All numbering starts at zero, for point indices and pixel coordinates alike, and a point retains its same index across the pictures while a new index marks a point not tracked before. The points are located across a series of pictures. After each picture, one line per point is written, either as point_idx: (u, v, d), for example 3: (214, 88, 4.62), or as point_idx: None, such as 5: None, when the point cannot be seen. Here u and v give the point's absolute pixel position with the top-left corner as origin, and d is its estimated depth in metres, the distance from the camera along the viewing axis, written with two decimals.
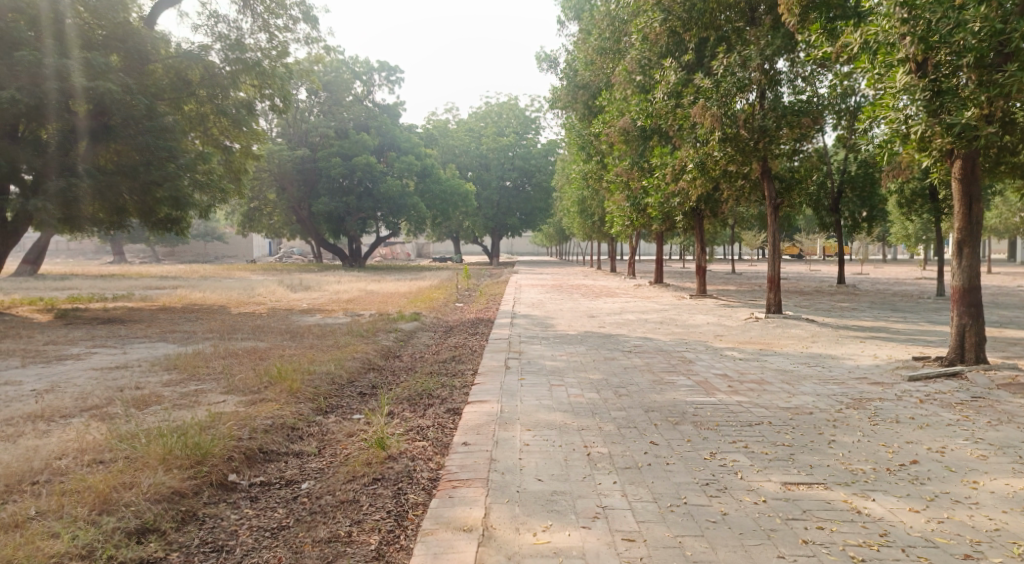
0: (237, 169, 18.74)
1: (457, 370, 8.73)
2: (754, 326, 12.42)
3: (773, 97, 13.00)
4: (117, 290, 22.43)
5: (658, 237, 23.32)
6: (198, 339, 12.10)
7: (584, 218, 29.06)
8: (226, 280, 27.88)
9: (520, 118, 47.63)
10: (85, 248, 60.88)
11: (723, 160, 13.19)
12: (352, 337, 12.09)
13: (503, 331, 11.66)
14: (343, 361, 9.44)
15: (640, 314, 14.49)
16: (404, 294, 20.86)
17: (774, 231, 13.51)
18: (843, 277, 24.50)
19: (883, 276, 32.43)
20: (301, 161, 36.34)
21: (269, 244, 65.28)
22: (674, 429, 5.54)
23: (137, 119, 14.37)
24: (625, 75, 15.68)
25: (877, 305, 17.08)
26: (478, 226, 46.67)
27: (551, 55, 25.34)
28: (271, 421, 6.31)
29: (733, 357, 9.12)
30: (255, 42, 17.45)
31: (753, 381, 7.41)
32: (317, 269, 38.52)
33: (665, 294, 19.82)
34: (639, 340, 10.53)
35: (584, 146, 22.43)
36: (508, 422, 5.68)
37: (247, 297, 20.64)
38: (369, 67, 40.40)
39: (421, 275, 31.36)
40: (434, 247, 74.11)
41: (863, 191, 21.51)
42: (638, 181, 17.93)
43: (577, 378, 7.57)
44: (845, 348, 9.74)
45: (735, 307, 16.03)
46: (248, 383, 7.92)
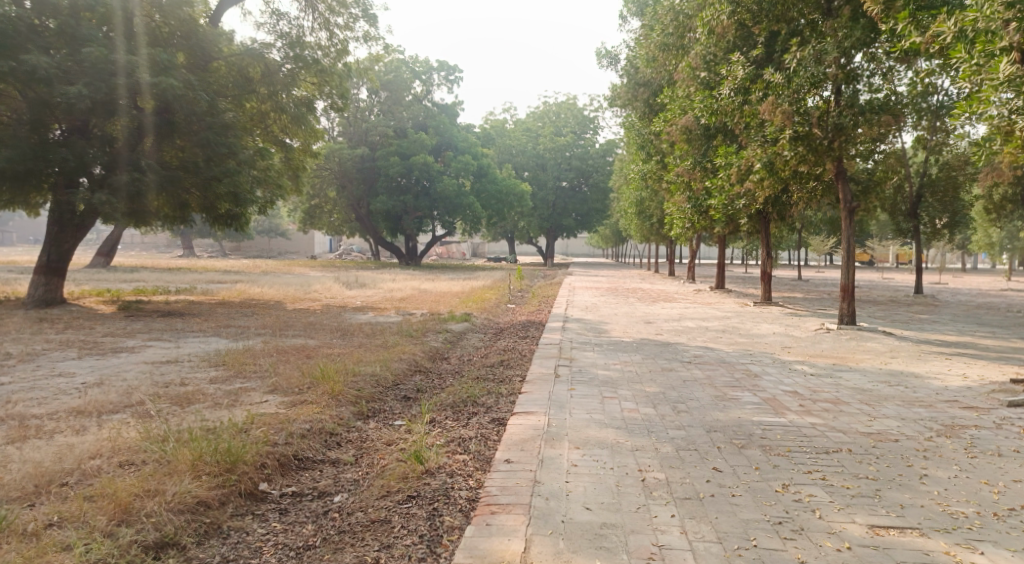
0: (295, 165, 18.69)
1: (507, 376, 8.30)
2: (824, 337, 11.70)
3: (850, 94, 12.19)
4: (176, 283, 22.68)
5: (720, 241, 22.54)
6: (249, 335, 11.95)
7: (642, 219, 28.34)
8: (285, 276, 28.02)
9: (578, 118, 46.98)
10: (155, 242, 62.54)
11: (793, 160, 12.50)
12: (401, 337, 11.78)
13: (556, 336, 11.19)
14: (389, 362, 9.10)
15: (700, 321, 13.85)
16: (458, 293, 20.57)
17: (848, 237, 12.72)
18: (917, 286, 23.36)
19: (959, 285, 30.92)
20: (362, 160, 36.60)
21: (328, 240, 66.13)
22: (740, 454, 4.98)
23: (200, 116, 14.28)
24: (688, 72, 15.03)
25: (957, 318, 16.05)
26: (535, 226, 46.29)
27: (612, 52, 24.75)
28: (310, 422, 5.88)
29: (802, 371, 8.50)
30: (316, 40, 17.34)
31: (825, 401, 6.80)
32: (375, 267, 38.61)
33: (727, 300, 19.05)
34: (699, 350, 9.94)
35: (644, 146, 21.81)
36: (555, 438, 5.21)
37: (302, 293, 20.62)
38: (429, 66, 40.29)
39: (478, 275, 31.08)
40: (490, 246, 74.06)
41: (943, 196, 20.33)
42: (700, 182, 17.24)
43: (632, 390, 7.07)
44: (927, 366, 9.01)
45: (802, 316, 15.26)
46: (291, 383, 7.42)
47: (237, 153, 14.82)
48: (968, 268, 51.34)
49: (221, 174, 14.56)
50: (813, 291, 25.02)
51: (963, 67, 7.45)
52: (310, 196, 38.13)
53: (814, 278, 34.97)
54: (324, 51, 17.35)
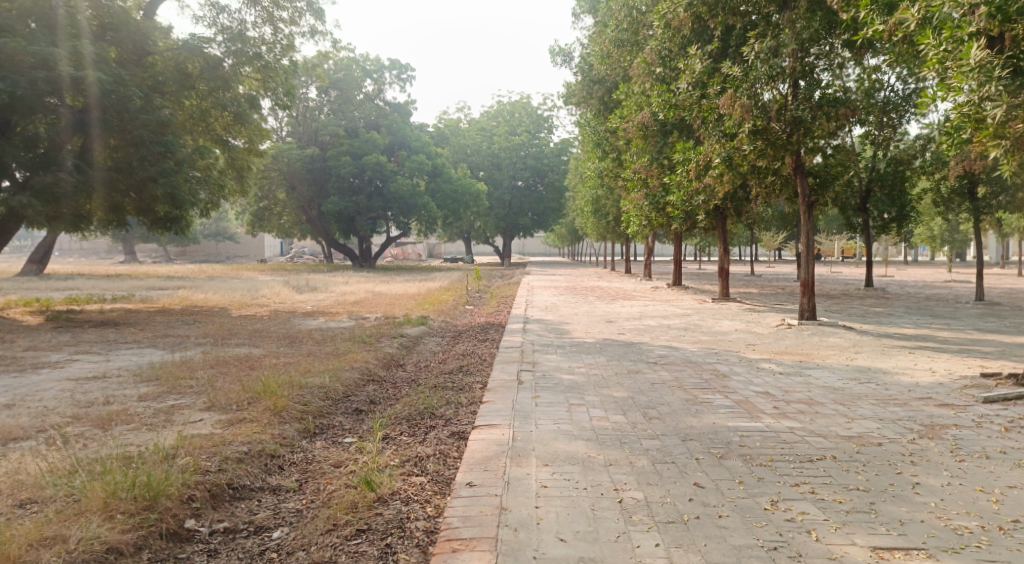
0: (239, 166, 17.93)
1: (466, 383, 7.84)
2: (787, 334, 11.48)
3: (808, 86, 11.99)
4: (117, 291, 21.73)
5: (676, 237, 22.37)
6: (190, 345, 11.28)
7: (598, 218, 28.11)
8: (232, 281, 27.08)
9: (532, 116, 46.80)
10: (98, 248, 60.56)
11: (752, 155, 12.27)
12: (354, 343, 11.23)
13: (516, 338, 10.75)
14: (339, 371, 8.56)
15: (661, 319, 13.57)
16: (413, 296, 20.00)
17: (808, 232, 12.53)
18: (871, 279, 23.47)
19: (909, 278, 31.34)
20: (312, 161, 35.74)
21: (280, 243, 64.74)
22: (720, 466, 4.64)
23: (132, 112, 13.55)
24: (643, 67, 14.82)
25: (912, 310, 16.05)
26: (489, 226, 45.83)
27: (565, 49, 24.42)
28: (249, 444, 5.41)
29: (771, 370, 8.21)
30: (259, 34, 16.63)
31: (800, 402, 6.49)
32: (327, 270, 37.79)
33: (686, 297, 18.88)
34: (664, 350, 9.61)
35: (599, 143, 21.53)
36: (521, 455, 4.78)
37: (249, 298, 19.85)
38: (380, 65, 39.56)
39: (432, 277, 30.54)
40: (446, 247, 73.42)
41: (893, 189, 20.46)
42: (657, 178, 16.98)
43: (599, 396, 6.68)
44: (895, 361, 8.82)
45: (762, 312, 15.09)
46: (231, 399, 6.91)
47: (174, 152, 14.10)
48: (914, 261, 52.27)
49: (156, 174, 13.83)
50: (769, 287, 25.02)
51: (930, 54, 7.20)
52: (258, 198, 37.17)
53: (768, 274, 35.13)
54: (269, 46, 16.64)
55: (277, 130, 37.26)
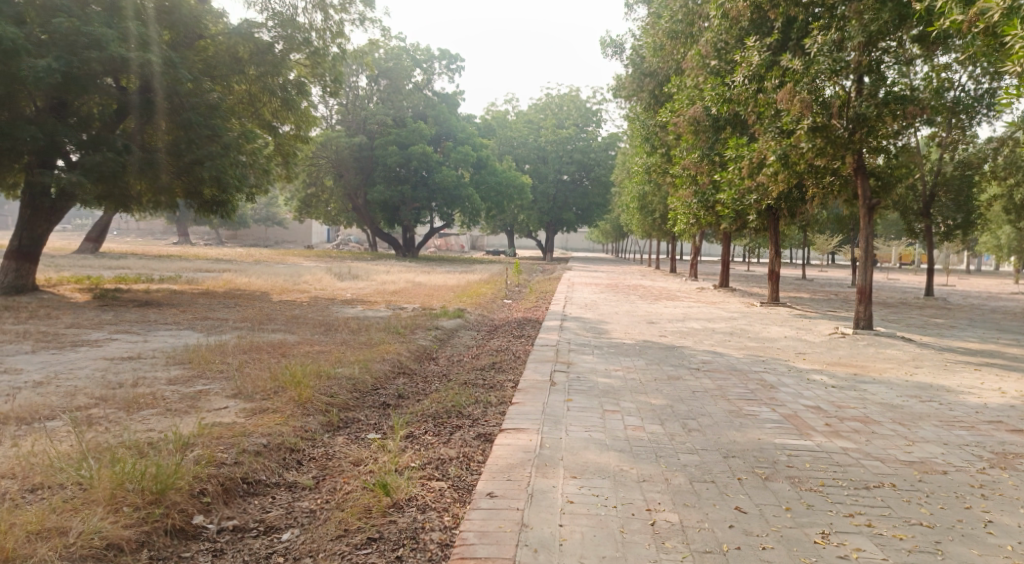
0: (285, 151, 17.90)
1: (497, 382, 7.53)
2: (840, 343, 10.94)
3: (873, 83, 11.38)
4: (163, 271, 21.94)
5: (725, 237, 21.75)
6: (226, 329, 11.19)
7: (644, 215, 27.55)
8: (277, 266, 27.19)
9: (582, 110, 46.22)
10: (152, 228, 61.83)
11: (810, 154, 11.74)
12: (388, 333, 11.01)
13: (554, 336, 10.41)
14: (370, 362, 8.32)
15: (706, 322, 13.09)
16: (454, 287, 19.77)
17: (867, 236, 11.92)
18: (929, 288, 22.55)
19: (968, 288, 30.14)
20: (360, 149, 35.80)
21: (327, 230, 65.29)
22: (764, 488, 4.24)
23: (181, 94, 13.53)
24: (699, 59, 14.51)
25: (972, 323, 15.31)
26: (534, 220, 45.53)
27: (616, 41, 23.91)
28: (269, 436, 5.13)
29: (822, 382, 7.74)
30: (310, 20, 16.50)
31: (854, 419, 6.05)
32: (372, 258, 37.89)
33: (732, 299, 18.33)
34: (708, 355, 9.18)
35: (648, 138, 21.00)
36: (548, 464, 4.44)
37: (291, 284, 19.85)
38: (430, 54, 39.46)
39: (475, 269, 30.33)
40: (490, 239, 73.28)
41: (958, 194, 19.58)
42: (708, 175, 16.44)
43: (636, 403, 6.31)
44: (957, 378, 8.27)
45: (812, 319, 14.50)
46: (257, 386, 6.70)
47: (221, 136, 14.08)
48: (973, 271, 50.44)
49: (203, 157, 13.81)
50: (820, 292, 24.21)
51: (1016, 48, 6.64)
52: (307, 184, 37.40)
53: (819, 278, 34.18)
54: (319, 33, 16.49)
55: (327, 117, 37.43)
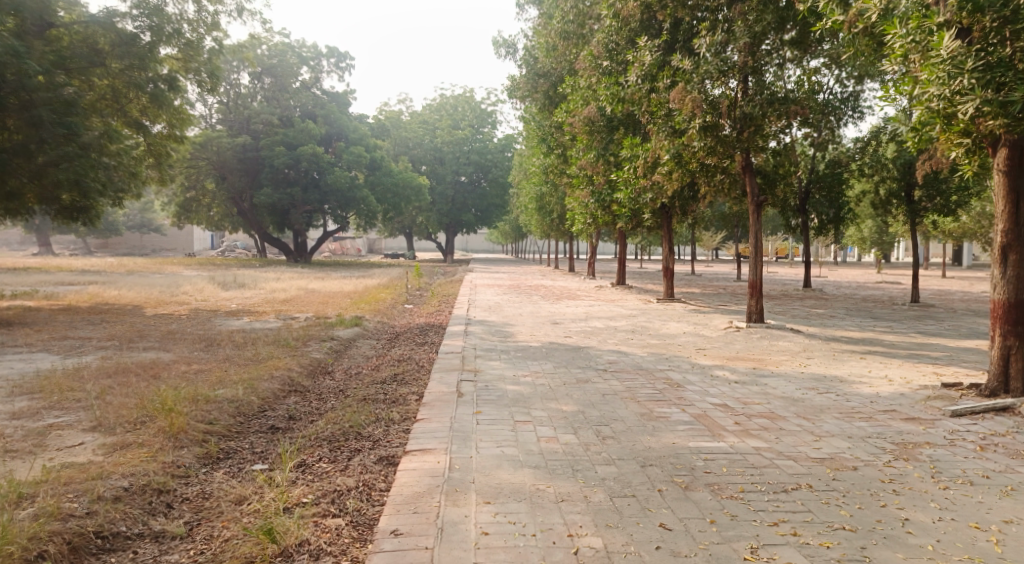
0: (157, 153, 16.79)
1: (399, 395, 7.14)
2: (736, 337, 11.08)
3: (758, 83, 11.59)
4: (23, 286, 20.20)
5: (620, 235, 21.95)
6: (92, 349, 10.28)
7: (541, 215, 27.57)
8: (155, 277, 25.62)
9: (476, 111, 46.07)
10: (12, 239, 57.33)
11: (701, 153, 11.86)
12: (278, 346, 10.39)
13: (455, 342, 10.07)
14: (259, 381, 7.75)
15: (606, 321, 13.05)
16: (348, 294, 19.09)
17: (758, 231, 12.14)
18: (808, 280, 23.49)
19: (844, 278, 31.70)
20: (244, 150, 34.19)
21: (212, 236, 62.42)
22: (687, 499, 4.07)
23: (30, 90, 12.41)
24: (590, 60, 14.38)
25: (855, 312, 15.97)
26: (432, 222, 44.93)
27: (509, 41, 23.76)
28: (132, 477, 4.86)
29: (726, 379, 7.73)
30: (180, 11, 15.45)
31: (762, 416, 6.00)
32: (259, 265, 36.41)
33: (630, 297, 18.50)
34: (612, 355, 9.06)
35: (544, 139, 20.93)
36: (458, 490, 4.16)
37: (169, 295, 18.63)
38: (317, 52, 38.16)
39: (369, 273, 29.58)
40: (386, 243, 72.09)
41: (830, 191, 20.39)
42: (603, 175, 16.47)
43: (547, 411, 6.07)
44: (850, 367, 8.47)
45: (708, 313, 14.76)
46: (122, 416, 6.21)
47: (80, 136, 13.02)
48: (845, 262, 53.40)
49: (58, 158, 12.75)
50: (711, 286, 24.81)
51: (895, 45, 6.80)
52: (185, 188, 35.57)
53: (710, 273, 35.18)
54: (191, 25, 15.58)
55: (206, 117, 35.68)
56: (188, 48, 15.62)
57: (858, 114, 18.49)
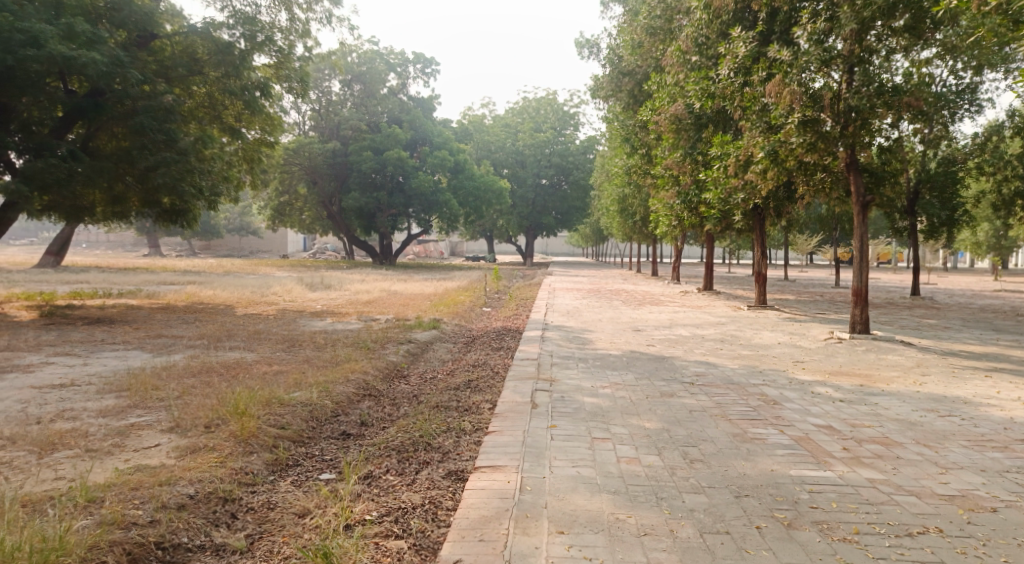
0: (248, 157, 17.00)
1: (472, 404, 6.78)
2: (838, 349, 10.27)
3: (866, 73, 10.79)
4: (123, 285, 20.93)
5: (708, 238, 21.08)
6: (180, 348, 10.35)
7: (624, 218, 26.94)
8: (247, 277, 26.24)
9: (559, 113, 45.78)
10: (122, 240, 60.35)
11: (800, 151, 11.08)
12: (354, 349, 10.23)
13: (534, 349, 9.67)
14: (331, 385, 7.53)
15: (694, 329, 12.39)
16: (429, 296, 18.97)
17: (862, 234, 11.32)
18: (914, 287, 22.01)
19: (951, 285, 29.76)
20: (334, 154, 34.92)
21: (302, 238, 64.00)
22: (791, 541, 3.55)
23: (131, 97, 12.71)
24: (678, 55, 14.05)
25: (967, 323, 14.81)
26: (513, 225, 44.83)
27: (592, 41, 23.27)
28: (198, 483, 4.56)
29: (828, 396, 7.06)
30: (272, 20, 15.62)
31: (874, 441, 5.36)
32: (348, 266, 37.02)
33: (719, 303, 17.71)
34: (700, 366, 8.47)
35: (628, 139, 20.31)
36: (529, 516, 3.76)
37: (258, 295, 18.92)
38: (404, 58, 38.55)
39: (453, 276, 29.60)
40: (469, 245, 72.41)
41: (943, 191, 19.10)
42: (691, 175, 15.80)
43: (629, 428, 5.58)
44: (971, 386, 7.67)
45: (804, 322, 13.91)
46: (198, 417, 5.91)
47: (177, 141, 13.19)
48: (948, 268, 50.60)
49: (156, 163, 12.90)
50: (805, 293, 23.63)
51: None
52: (279, 191, 36.42)
53: (802, 279, 33.75)
54: (283, 33, 15.76)
55: (299, 124, 36.49)
56: (279, 54, 15.77)
57: (976, 107, 17.20)
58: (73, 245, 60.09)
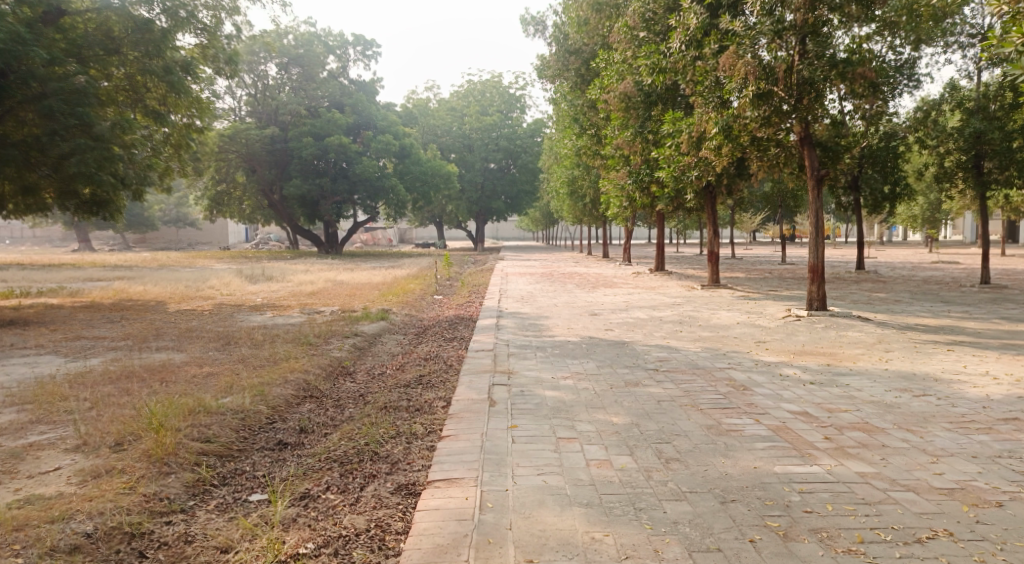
0: (176, 143, 16.02)
1: (424, 403, 6.27)
2: (798, 327, 10.03)
3: (819, 44, 10.51)
4: (49, 283, 19.74)
5: (659, 218, 20.81)
6: (102, 350, 9.56)
7: (573, 200, 26.58)
8: (183, 271, 25.11)
9: (504, 95, 45.10)
10: (51, 235, 57.90)
11: (753, 124, 10.94)
12: (295, 345, 9.60)
13: (488, 338, 9.16)
14: (267, 387, 6.94)
15: (650, 311, 12.02)
16: (376, 285, 18.29)
17: (818, 209, 11.08)
18: (861, 261, 22.12)
19: (893, 259, 30.17)
20: (272, 142, 33.81)
21: (245, 229, 62.30)
22: (792, 556, 3.22)
23: (40, 78, 11.76)
24: (626, 32, 13.69)
25: (919, 296, 14.80)
26: (461, 210, 44.15)
27: (537, 17, 22.74)
28: (98, 518, 4.00)
29: (798, 378, 6.73)
30: None
31: (855, 428, 5.01)
32: (290, 257, 35.95)
33: (672, 283, 17.46)
34: (662, 352, 8.07)
35: (577, 119, 19.84)
36: (492, 542, 3.36)
37: (193, 290, 17.97)
38: (343, 40, 37.30)
39: (400, 263, 28.87)
40: (416, 232, 71.50)
41: (885, 166, 19.12)
42: (642, 154, 15.42)
43: (595, 425, 5.13)
44: (940, 362, 7.42)
45: (760, 301, 13.70)
46: (110, 435, 5.30)
47: (91, 125, 12.24)
48: (889, 241, 51.58)
49: (70, 150, 11.99)
50: (756, 270, 23.59)
51: None
52: (216, 181, 35.10)
53: (750, 257, 33.86)
54: (209, 10, 14.84)
55: (235, 110, 35.17)
56: (204, 33, 14.88)
57: (915, 81, 17.18)
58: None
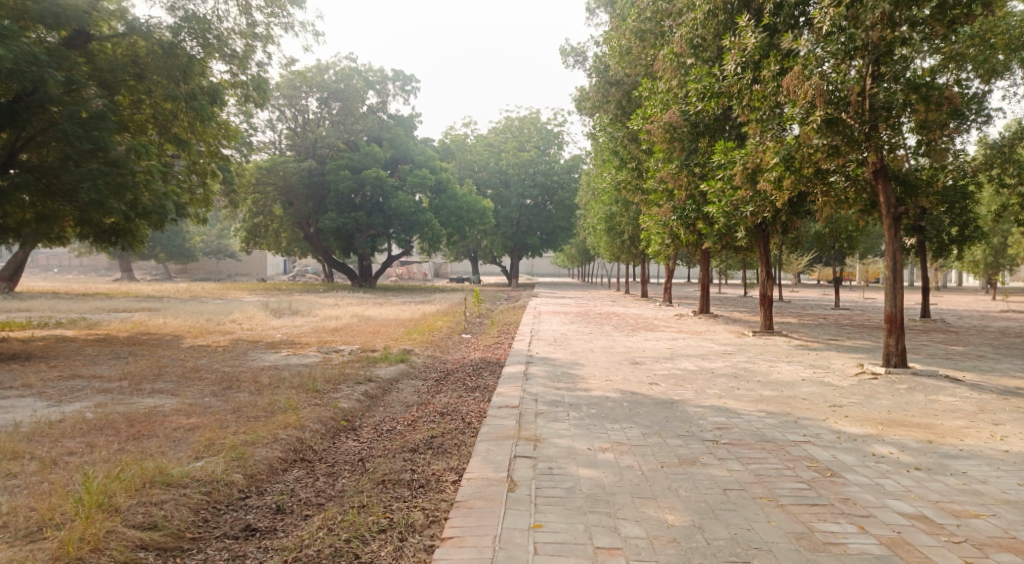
0: (203, 172, 15.03)
1: (431, 477, 5.09)
2: (876, 388, 8.64)
3: (900, 68, 9.19)
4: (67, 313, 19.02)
5: (703, 257, 19.46)
6: (86, 393, 8.54)
7: (611, 237, 25.34)
8: (210, 303, 24.36)
9: (543, 132, 44.29)
10: (94, 264, 58.38)
11: (820, 155, 9.69)
12: (299, 392, 8.51)
13: (515, 391, 7.96)
14: (251, 447, 5.82)
15: (699, 361, 10.70)
16: (403, 322, 17.23)
17: (894, 251, 9.67)
18: (924, 309, 20.36)
19: (953, 306, 28.29)
20: (309, 174, 33.30)
21: (283, 261, 62.26)
22: None
23: (55, 101, 10.91)
24: (671, 59, 12.61)
25: (1000, 351, 13.22)
26: (497, 246, 43.20)
27: (578, 48, 21.75)
28: None
29: (896, 459, 5.42)
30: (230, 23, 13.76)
31: (1000, 547, 3.81)
32: (323, 290, 35.26)
33: (719, 328, 16.08)
34: (720, 415, 6.79)
35: (617, 151, 18.67)
36: None
37: (213, 324, 17.10)
38: (383, 75, 36.82)
39: (434, 299, 27.85)
40: (452, 267, 70.82)
41: (953, 207, 17.37)
42: (688, 189, 14.17)
43: (645, 526, 3.92)
44: None
45: (821, 351, 12.30)
46: (35, 512, 4.26)
47: (107, 149, 11.36)
48: (942, 286, 49.22)
49: (82, 176, 11.10)
50: (807, 315, 22.03)
51: None
52: (252, 213, 34.67)
53: (796, 300, 32.12)
54: (241, 37, 13.99)
55: (275, 142, 34.79)
56: (234, 60, 13.96)
57: (983, 119, 15.67)
58: (44, 270, 57.87)
